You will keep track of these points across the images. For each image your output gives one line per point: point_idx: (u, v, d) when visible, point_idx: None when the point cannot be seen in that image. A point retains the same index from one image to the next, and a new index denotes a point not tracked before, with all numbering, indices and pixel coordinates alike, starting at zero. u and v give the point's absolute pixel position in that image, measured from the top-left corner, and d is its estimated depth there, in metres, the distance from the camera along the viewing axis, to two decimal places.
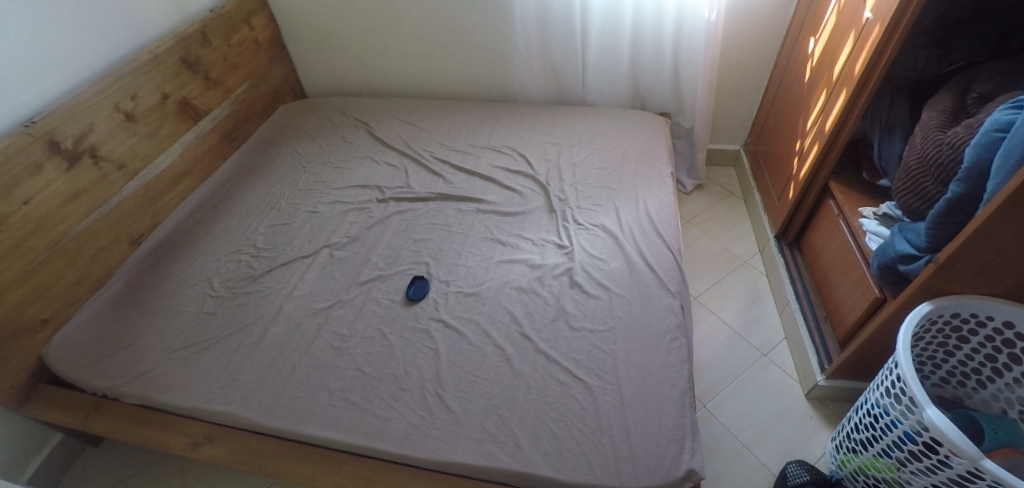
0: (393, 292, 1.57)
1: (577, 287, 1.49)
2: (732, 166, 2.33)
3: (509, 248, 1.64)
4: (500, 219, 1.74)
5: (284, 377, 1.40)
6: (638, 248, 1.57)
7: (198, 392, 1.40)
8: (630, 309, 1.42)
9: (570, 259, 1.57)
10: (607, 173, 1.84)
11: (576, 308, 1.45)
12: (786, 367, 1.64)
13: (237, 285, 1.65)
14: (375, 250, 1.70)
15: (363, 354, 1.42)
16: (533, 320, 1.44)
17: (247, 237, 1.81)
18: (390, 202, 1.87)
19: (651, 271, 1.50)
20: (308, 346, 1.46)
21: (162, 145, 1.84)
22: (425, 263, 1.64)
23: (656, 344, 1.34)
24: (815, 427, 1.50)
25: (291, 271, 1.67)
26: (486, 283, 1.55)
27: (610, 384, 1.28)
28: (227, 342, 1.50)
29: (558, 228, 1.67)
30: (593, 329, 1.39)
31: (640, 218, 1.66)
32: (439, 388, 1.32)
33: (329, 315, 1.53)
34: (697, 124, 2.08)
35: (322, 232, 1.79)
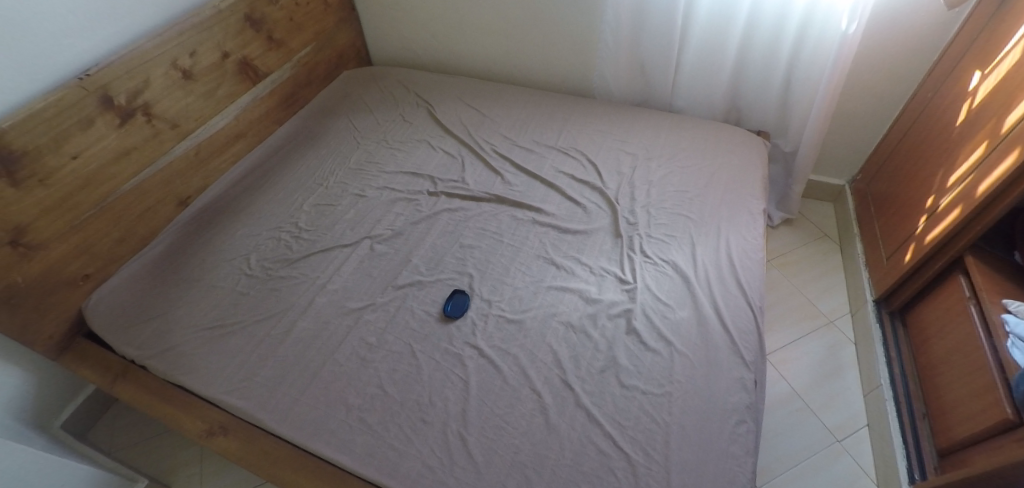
0: (429, 303, 1.44)
1: (635, 335, 1.33)
2: (831, 201, 2.04)
3: (562, 273, 1.47)
4: (557, 235, 1.56)
5: (304, 381, 1.30)
6: (713, 299, 1.38)
7: (219, 380, 1.32)
8: (692, 377, 1.26)
9: (632, 300, 1.39)
10: (686, 198, 1.61)
11: (630, 362, 1.29)
12: (863, 462, 1.47)
13: (274, 267, 1.56)
14: (417, 251, 1.57)
15: (388, 369, 1.31)
16: (578, 367, 1.28)
17: (291, 213, 1.72)
18: (440, 196, 1.72)
19: (726, 333, 1.33)
20: (333, 350, 1.35)
21: (219, 106, 1.76)
22: (468, 274, 1.49)
23: (716, 426, 1.19)
24: None
25: (329, 260, 1.57)
26: (532, 311, 1.40)
27: (657, 464, 1.13)
28: (255, 328, 1.41)
29: (621, 258, 1.49)
30: (645, 392, 1.24)
31: (720, 262, 1.46)
32: (463, 428, 1.20)
33: (360, 319, 1.42)
34: (801, 150, 1.78)
35: (367, 221, 1.68)
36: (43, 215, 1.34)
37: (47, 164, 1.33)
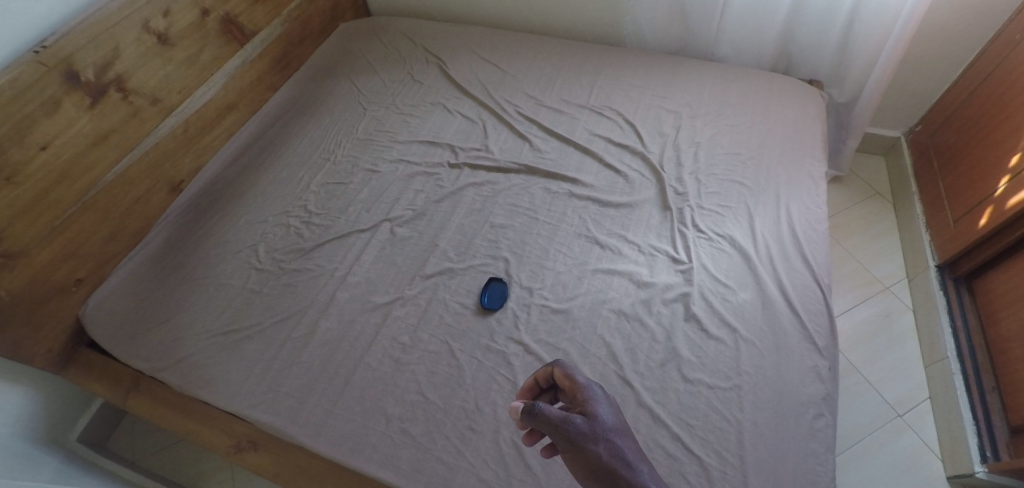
0: (463, 293, 1.30)
1: (695, 322, 1.21)
2: (883, 156, 1.94)
3: (608, 254, 1.33)
4: (597, 209, 1.41)
5: (336, 391, 1.19)
6: (777, 278, 1.27)
7: (240, 393, 1.21)
8: (762, 367, 1.15)
9: (688, 282, 1.26)
10: (738, 163, 1.46)
11: (692, 354, 1.17)
12: (925, 437, 1.43)
13: (285, 259, 1.42)
14: (444, 233, 1.42)
15: (425, 371, 1.19)
16: (636, 361, 1.17)
17: (297, 195, 1.56)
18: (463, 168, 1.55)
19: (795, 317, 1.21)
20: (363, 353, 1.23)
21: (202, 74, 1.54)
22: (504, 259, 1.35)
23: (792, 421, 1.09)
24: None
25: (346, 247, 1.42)
26: (578, 299, 1.26)
27: (733, 467, 1.04)
28: (272, 332, 1.29)
29: (672, 234, 1.34)
30: (712, 385, 1.13)
31: (782, 236, 1.33)
32: (518, 436, 1.09)
33: (389, 315, 1.29)
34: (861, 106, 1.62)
35: (382, 201, 1.51)
36: (17, 219, 1.16)
37: (11, 158, 1.14)
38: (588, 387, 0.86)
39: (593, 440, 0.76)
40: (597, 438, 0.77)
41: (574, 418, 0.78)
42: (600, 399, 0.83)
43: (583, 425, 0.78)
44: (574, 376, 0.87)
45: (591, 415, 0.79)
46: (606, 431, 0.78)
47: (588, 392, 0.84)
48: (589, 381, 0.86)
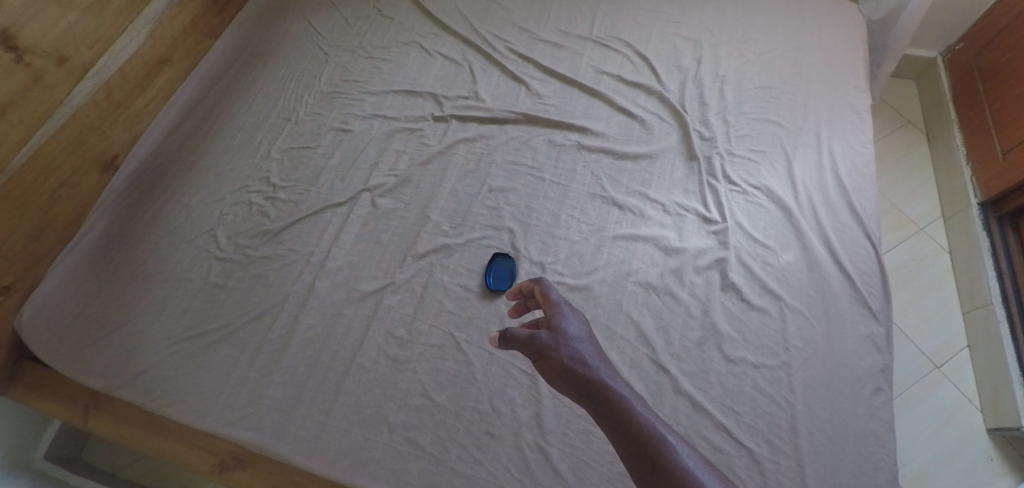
0: (464, 274, 1.13)
1: (734, 291, 1.06)
2: (915, 80, 1.78)
3: (629, 217, 1.14)
4: (612, 163, 1.21)
5: (327, 399, 1.03)
6: (823, 234, 1.11)
7: (216, 407, 1.05)
8: (811, 339, 1.02)
9: (723, 245, 1.10)
10: (769, 99, 1.27)
11: (733, 329, 1.02)
12: (964, 388, 1.35)
13: (251, 245, 1.22)
14: (435, 202, 1.22)
15: (428, 369, 1.03)
16: (670, 342, 1.02)
17: (258, 166, 1.35)
18: (450, 120, 1.32)
19: (845, 278, 1.07)
20: (354, 352, 1.07)
21: (120, 21, 1.25)
22: (508, 229, 1.16)
23: (848, 400, 0.97)
24: (995, 473, 1.25)
25: (322, 225, 1.23)
26: (599, 272, 1.09)
27: (787, 457, 0.93)
28: (244, 334, 1.12)
29: (702, 188, 1.16)
30: (757, 365, 1.00)
31: (826, 185, 1.16)
32: (542, 439, 0.95)
33: (380, 305, 1.11)
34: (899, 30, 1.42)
35: (358, 167, 1.29)
36: None
37: None
38: (560, 301, 0.81)
39: (555, 349, 0.71)
40: (560, 345, 0.72)
41: (537, 332, 0.74)
42: (569, 311, 0.78)
43: (547, 337, 0.73)
44: (545, 290, 0.82)
45: (555, 326, 0.75)
46: (572, 340, 0.73)
47: (556, 304, 0.79)
48: (558, 294, 0.81)
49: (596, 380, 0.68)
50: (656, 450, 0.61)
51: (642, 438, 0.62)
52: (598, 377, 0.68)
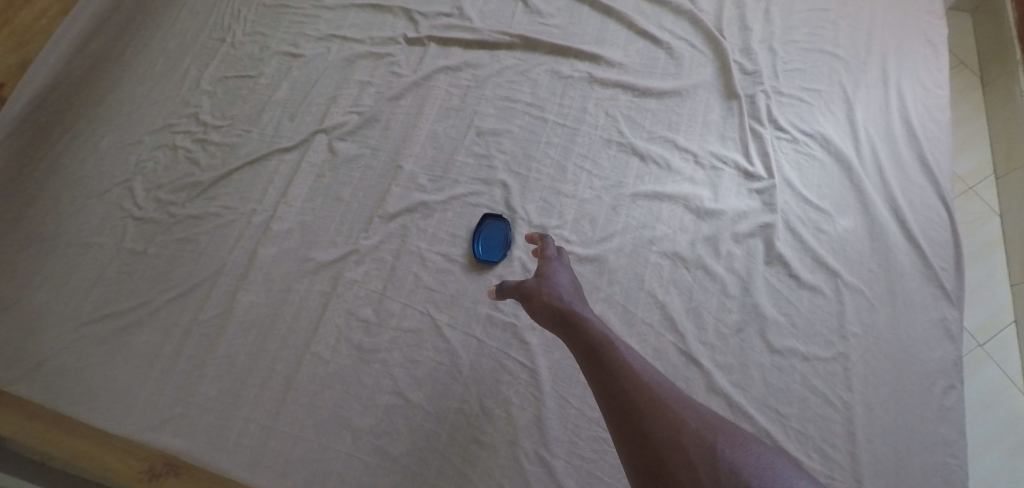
0: (446, 240, 0.90)
1: (780, 265, 0.85)
2: (969, 12, 1.53)
3: (652, 170, 0.92)
4: (632, 102, 0.97)
5: (274, 397, 0.82)
6: (888, 195, 0.90)
7: (134, 408, 0.83)
8: (871, 324, 0.83)
9: (768, 206, 0.88)
10: (825, 24, 1.03)
11: (778, 312, 0.83)
12: (1011, 369, 1.19)
13: (176, 202, 0.98)
14: (409, 149, 0.97)
15: (401, 361, 0.83)
16: (703, 328, 0.82)
17: (186, 100, 1.07)
18: (427, 44, 1.06)
19: (914, 249, 0.87)
20: (308, 338, 0.85)
21: None
22: (501, 183, 0.93)
23: (913, 399, 0.80)
24: None
25: (267, 175, 0.98)
26: (615, 239, 0.87)
27: (843, 470, 0.76)
28: (170, 314, 0.89)
29: (743, 135, 0.93)
30: (807, 357, 0.81)
31: (893, 133, 0.94)
32: (545, 450, 0.76)
33: (340, 279, 0.89)
34: None
35: (311, 102, 1.03)
36: None
37: None
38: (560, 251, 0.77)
39: (544, 287, 0.68)
40: (548, 284, 0.69)
41: (525, 281, 0.71)
42: (567, 259, 0.75)
43: (532, 284, 0.70)
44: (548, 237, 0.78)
45: (542, 275, 0.71)
46: (564, 282, 0.70)
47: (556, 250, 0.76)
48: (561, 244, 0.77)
49: (580, 316, 0.64)
50: (630, 380, 0.57)
51: (617, 369, 0.59)
52: (584, 315, 0.65)
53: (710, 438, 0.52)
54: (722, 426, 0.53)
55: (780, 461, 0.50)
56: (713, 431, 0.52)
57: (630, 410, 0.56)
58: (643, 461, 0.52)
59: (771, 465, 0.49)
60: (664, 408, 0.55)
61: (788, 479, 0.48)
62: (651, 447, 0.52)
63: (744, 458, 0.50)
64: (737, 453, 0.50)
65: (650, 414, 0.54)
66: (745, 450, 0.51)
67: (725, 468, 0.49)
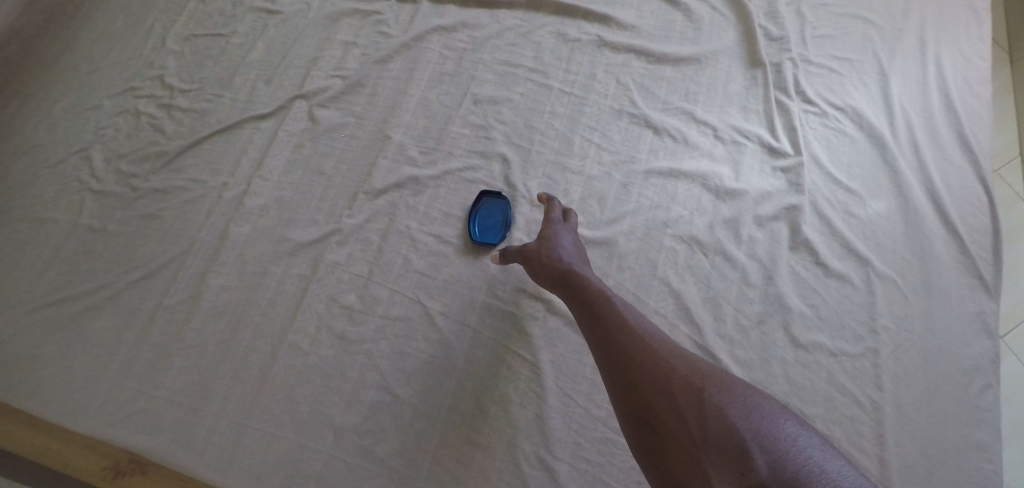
0: (439, 219, 0.82)
1: (806, 251, 0.78)
2: None
3: (668, 144, 0.83)
4: (645, 69, 0.88)
5: (247, 392, 0.74)
6: (924, 175, 0.83)
7: (92, 402, 0.75)
8: (903, 317, 0.76)
9: (794, 187, 0.81)
10: None
11: (804, 303, 0.76)
12: None
13: (140, 173, 0.88)
14: (399, 118, 0.88)
15: (388, 352, 0.75)
16: (722, 320, 0.74)
17: (150, 61, 0.97)
18: (420, 2, 0.97)
19: (951, 235, 0.80)
20: (285, 326, 0.77)
21: None
22: (500, 157, 0.84)
23: (949, 399, 0.73)
24: None
25: (241, 145, 0.88)
26: (626, 221, 0.79)
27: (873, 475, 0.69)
28: (133, 298, 0.80)
29: (769, 108, 0.85)
30: (834, 352, 0.74)
31: (930, 108, 0.86)
32: (547, 452, 0.69)
33: (321, 261, 0.80)
34: None
35: (290, 64, 0.94)
36: None
37: None
38: (569, 215, 0.75)
39: (547, 247, 0.67)
40: (551, 245, 0.68)
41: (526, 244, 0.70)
42: (575, 219, 0.73)
43: (533, 248, 0.69)
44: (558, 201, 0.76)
45: (544, 238, 0.70)
46: (566, 241, 0.69)
47: (565, 215, 0.74)
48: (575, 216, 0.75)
49: (581, 275, 0.64)
50: (626, 333, 0.58)
51: (615, 324, 0.59)
52: (584, 274, 0.64)
53: (702, 385, 0.52)
54: (715, 373, 0.54)
55: (768, 403, 0.51)
56: (705, 379, 0.53)
57: (624, 362, 0.56)
58: (636, 409, 0.54)
59: (758, 408, 0.50)
60: (659, 359, 0.55)
61: (773, 420, 0.49)
62: (644, 397, 0.54)
63: (733, 403, 0.50)
64: (726, 399, 0.51)
65: (644, 365, 0.55)
66: (734, 393, 0.52)
67: (712, 414, 0.50)
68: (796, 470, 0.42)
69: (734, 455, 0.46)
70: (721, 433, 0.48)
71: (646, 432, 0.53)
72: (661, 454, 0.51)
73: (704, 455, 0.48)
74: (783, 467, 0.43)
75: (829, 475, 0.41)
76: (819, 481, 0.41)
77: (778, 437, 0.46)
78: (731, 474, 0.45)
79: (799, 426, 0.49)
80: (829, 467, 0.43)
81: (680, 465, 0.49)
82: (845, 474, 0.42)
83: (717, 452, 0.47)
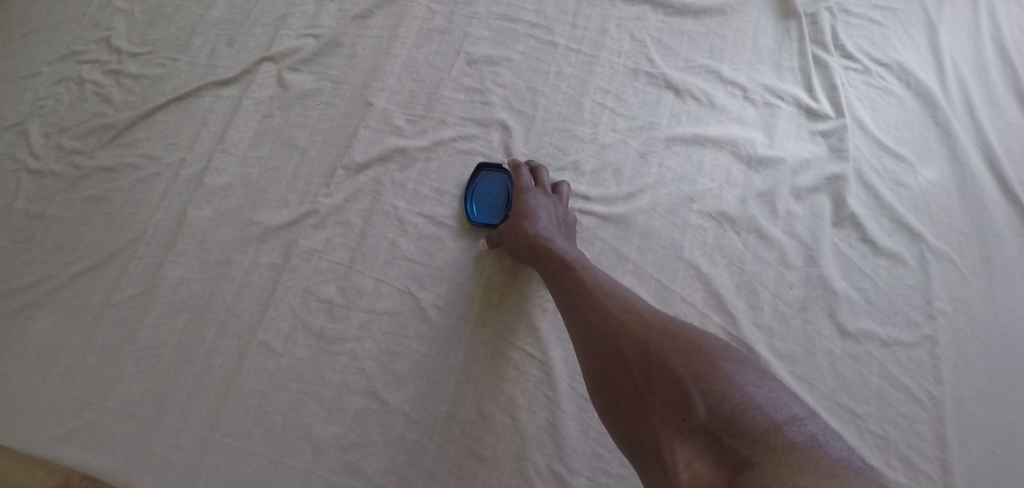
0: (431, 198, 0.71)
1: (851, 226, 0.68)
2: None
3: (691, 108, 0.74)
4: (663, 23, 0.79)
5: (210, 401, 0.63)
6: (981, 136, 0.72)
7: (28, 414, 0.62)
8: (961, 300, 0.66)
9: (838, 153, 0.71)
10: None
11: (851, 286, 0.66)
12: None
13: (83, 149, 0.75)
14: (382, 82, 0.77)
15: (374, 352, 0.64)
16: (758, 307, 0.65)
17: (95, 21, 0.84)
18: None
19: (1013, 205, 0.69)
20: (254, 324, 0.66)
21: None
22: (498, 125, 0.74)
23: None
24: None
25: (200, 116, 0.77)
26: (647, 195, 0.69)
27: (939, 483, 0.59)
28: (78, 293, 0.68)
29: (805, 64, 0.76)
30: (887, 342, 0.64)
31: (984, 62, 0.76)
32: (561, 465, 0.60)
33: (295, 248, 0.69)
34: None
35: (256, 23, 0.83)
36: None
37: None
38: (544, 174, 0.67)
39: (516, 216, 0.62)
40: (517, 212, 0.63)
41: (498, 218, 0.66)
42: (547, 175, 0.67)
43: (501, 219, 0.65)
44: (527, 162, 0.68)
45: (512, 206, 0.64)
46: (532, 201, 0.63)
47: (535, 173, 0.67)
48: (566, 184, 0.68)
49: (545, 239, 0.59)
50: (581, 294, 0.53)
51: (571, 285, 0.55)
52: (549, 236, 0.60)
53: (647, 336, 0.47)
54: (666, 321, 0.48)
55: (715, 345, 0.45)
56: (652, 329, 0.47)
57: (581, 324, 0.52)
58: (593, 372, 0.50)
59: (704, 349, 0.44)
60: (608, 315, 0.50)
61: (719, 358, 0.43)
62: (599, 359, 0.49)
63: (675, 348, 0.45)
64: (669, 345, 0.45)
65: (596, 325, 0.51)
66: (682, 337, 0.46)
67: (656, 363, 0.45)
68: (733, 409, 0.39)
69: (676, 402, 0.42)
70: (663, 384, 0.44)
71: (605, 394, 0.49)
72: (620, 414, 0.47)
73: (652, 408, 0.44)
74: (723, 407, 0.40)
75: (762, 413, 0.39)
76: (756, 418, 0.38)
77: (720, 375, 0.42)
78: (675, 424, 0.42)
79: (746, 364, 0.44)
80: (767, 406, 0.39)
81: (634, 423, 0.45)
82: (789, 406, 0.40)
83: (662, 403, 0.43)
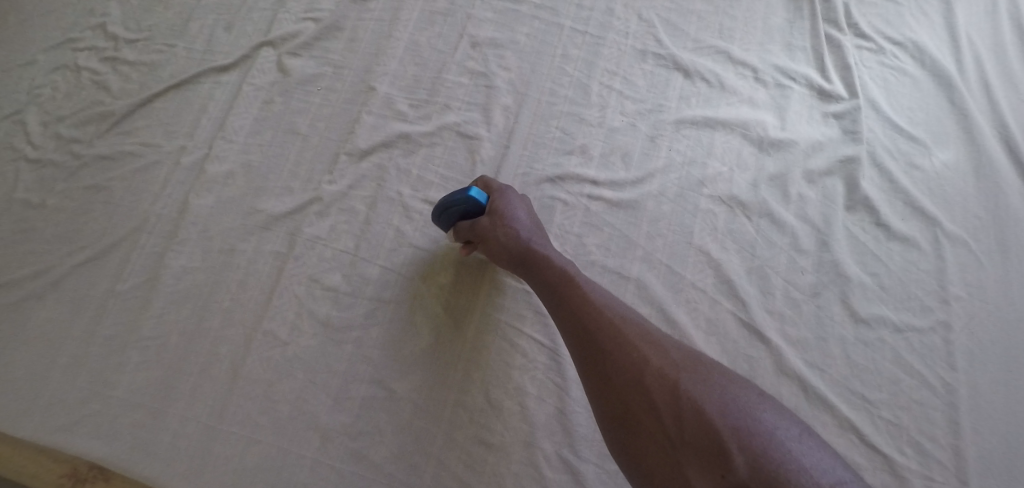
0: (436, 185, 0.70)
1: (865, 210, 0.67)
2: None
3: (700, 90, 0.72)
4: (671, 3, 0.77)
5: (217, 390, 0.62)
6: (999, 117, 0.70)
7: (34, 404, 0.61)
8: (976, 285, 0.65)
9: (851, 135, 0.70)
10: None
11: (864, 272, 0.65)
12: None
13: (81, 137, 0.74)
14: (384, 66, 0.76)
15: (381, 340, 0.64)
16: (770, 293, 0.64)
17: (90, 7, 0.83)
18: None
19: None
20: (259, 312, 0.65)
21: None
22: (503, 109, 0.72)
23: None
24: None
25: (200, 102, 0.76)
26: (656, 180, 0.68)
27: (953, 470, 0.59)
28: (80, 283, 0.67)
29: (817, 44, 0.74)
30: (900, 328, 0.63)
31: (1001, 40, 0.74)
32: (571, 453, 0.59)
33: (299, 236, 0.68)
34: None
35: (255, 7, 0.81)
36: None
37: None
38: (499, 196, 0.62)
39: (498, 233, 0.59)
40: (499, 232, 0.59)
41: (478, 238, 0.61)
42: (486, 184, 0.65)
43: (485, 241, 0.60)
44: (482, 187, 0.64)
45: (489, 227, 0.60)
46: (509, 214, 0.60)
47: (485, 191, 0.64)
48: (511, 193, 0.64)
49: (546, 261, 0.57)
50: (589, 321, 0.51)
51: (584, 312, 0.52)
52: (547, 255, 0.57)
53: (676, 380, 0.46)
54: (685, 358, 0.48)
55: (745, 394, 0.45)
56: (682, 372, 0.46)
57: (597, 355, 0.50)
58: (607, 408, 0.48)
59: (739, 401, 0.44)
60: (631, 352, 0.49)
61: (754, 411, 0.43)
62: (617, 394, 0.48)
63: (710, 397, 0.44)
64: (704, 393, 0.45)
65: (616, 358, 0.49)
66: (713, 384, 0.45)
67: (689, 410, 0.44)
68: (778, 467, 0.39)
69: (713, 454, 0.41)
70: (698, 433, 0.43)
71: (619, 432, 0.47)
72: (638, 456, 0.46)
73: (683, 457, 0.43)
74: (765, 464, 0.39)
75: (807, 473, 0.38)
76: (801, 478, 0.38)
77: (759, 430, 0.42)
78: (711, 478, 0.41)
79: (778, 414, 0.44)
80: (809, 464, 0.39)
81: (658, 468, 0.44)
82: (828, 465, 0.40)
83: (696, 454, 0.42)
